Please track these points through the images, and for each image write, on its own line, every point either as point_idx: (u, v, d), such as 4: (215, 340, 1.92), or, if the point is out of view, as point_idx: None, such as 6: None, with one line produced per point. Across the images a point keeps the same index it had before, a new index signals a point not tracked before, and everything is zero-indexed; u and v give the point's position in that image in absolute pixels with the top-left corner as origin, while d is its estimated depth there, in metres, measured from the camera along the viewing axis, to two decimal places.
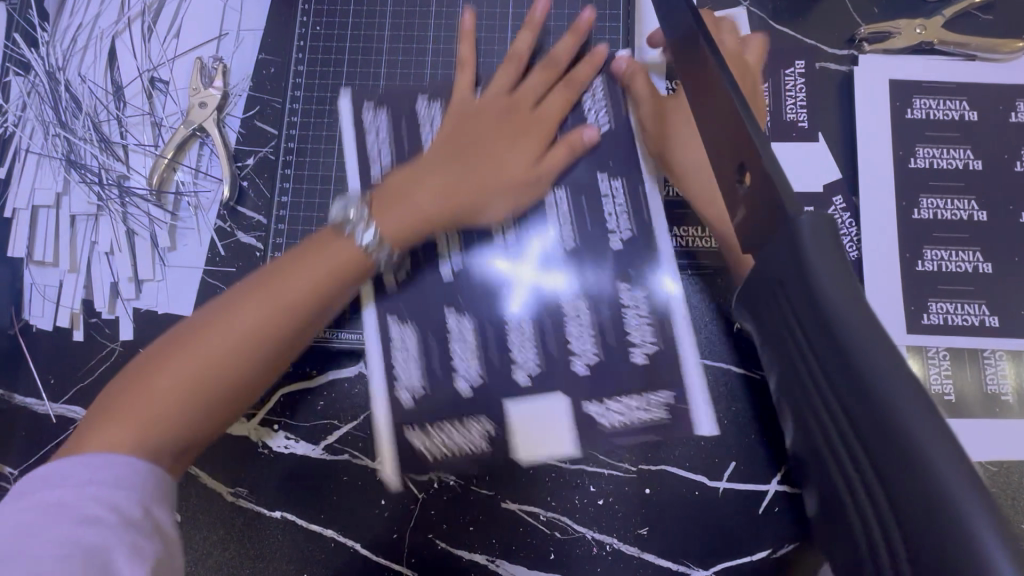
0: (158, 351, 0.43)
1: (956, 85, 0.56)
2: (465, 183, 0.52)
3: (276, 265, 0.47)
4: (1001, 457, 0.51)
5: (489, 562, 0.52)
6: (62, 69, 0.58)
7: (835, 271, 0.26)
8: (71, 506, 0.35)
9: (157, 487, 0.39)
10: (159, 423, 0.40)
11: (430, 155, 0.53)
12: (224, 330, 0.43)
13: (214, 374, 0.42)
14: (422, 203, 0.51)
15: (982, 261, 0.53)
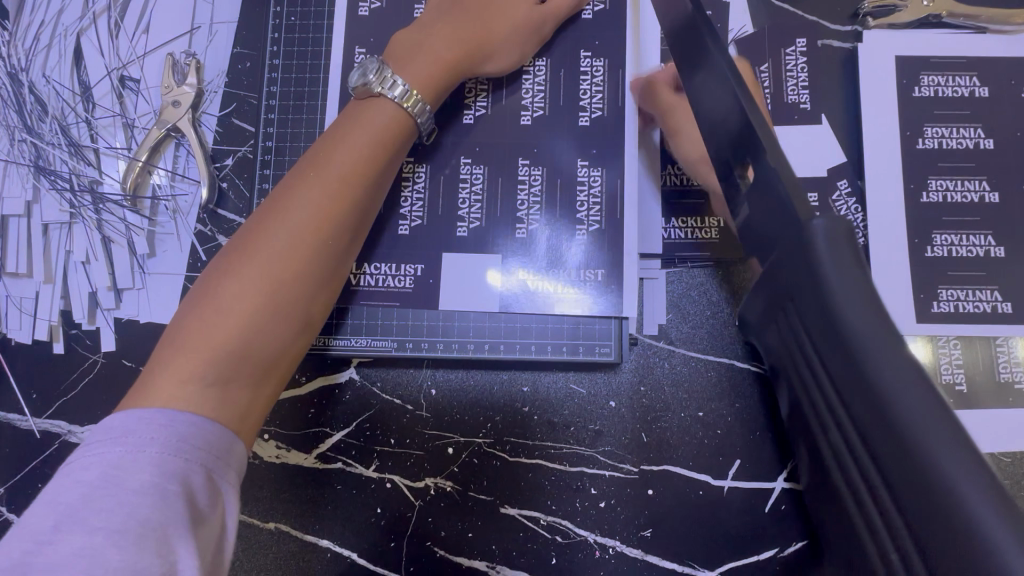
0: (208, 280, 0.37)
1: (965, 60, 0.53)
2: (476, 18, 0.49)
3: (313, 157, 0.43)
4: (1015, 448, 0.49)
5: (489, 569, 0.51)
6: (25, 70, 0.55)
7: (850, 272, 0.22)
8: (127, 471, 0.30)
9: (224, 450, 0.34)
10: (233, 357, 0.35)
11: (431, 10, 0.50)
12: (286, 246, 0.38)
13: (282, 296, 0.38)
14: (442, 40, 0.48)
15: (995, 244, 0.51)
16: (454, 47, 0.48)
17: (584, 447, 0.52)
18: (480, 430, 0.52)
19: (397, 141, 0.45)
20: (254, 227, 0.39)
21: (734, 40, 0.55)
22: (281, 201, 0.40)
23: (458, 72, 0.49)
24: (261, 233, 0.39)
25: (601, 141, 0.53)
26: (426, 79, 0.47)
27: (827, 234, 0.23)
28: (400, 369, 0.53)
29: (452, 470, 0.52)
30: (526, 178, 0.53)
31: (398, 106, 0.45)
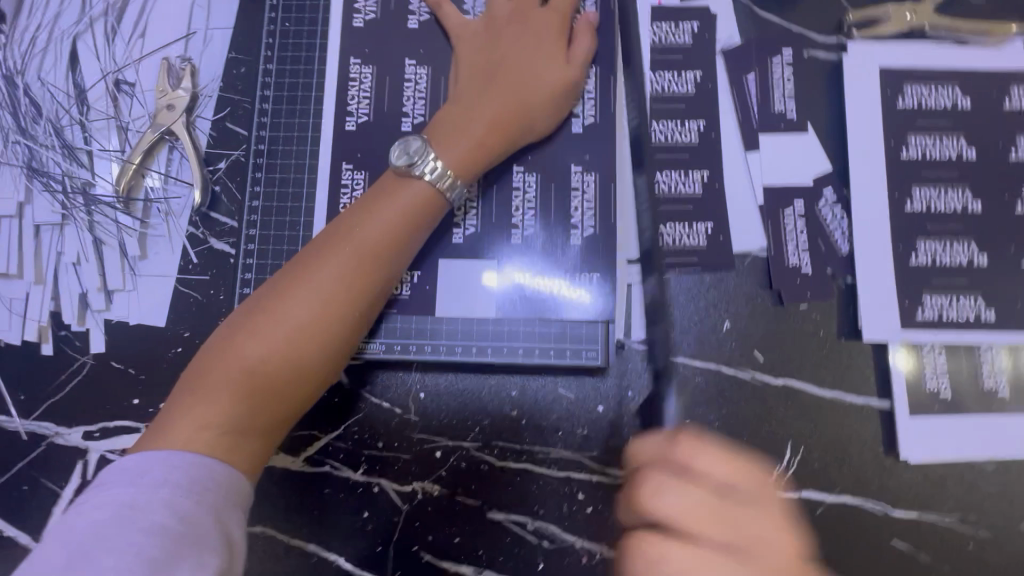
0: (233, 334, 0.39)
1: (948, 72, 0.54)
2: (512, 96, 0.49)
3: (345, 223, 0.44)
4: (998, 455, 0.50)
5: (476, 574, 0.51)
6: (21, 72, 0.55)
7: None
8: (139, 510, 0.32)
9: (234, 493, 0.36)
10: (251, 409, 0.38)
11: (461, 88, 0.50)
12: (310, 311, 0.40)
13: (301, 357, 0.40)
14: (481, 121, 0.48)
15: (977, 253, 0.52)
16: (493, 127, 0.48)
17: (572, 452, 0.52)
18: (468, 435, 0.53)
19: (430, 218, 0.46)
20: (284, 289, 0.41)
21: (722, 51, 0.55)
22: (310, 264, 0.42)
23: (495, 151, 0.49)
24: (287, 295, 0.40)
25: (590, 149, 0.54)
26: (465, 161, 0.47)
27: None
28: (390, 373, 0.54)
29: (439, 474, 0.52)
30: (520, 185, 0.54)
31: (433, 186, 0.45)
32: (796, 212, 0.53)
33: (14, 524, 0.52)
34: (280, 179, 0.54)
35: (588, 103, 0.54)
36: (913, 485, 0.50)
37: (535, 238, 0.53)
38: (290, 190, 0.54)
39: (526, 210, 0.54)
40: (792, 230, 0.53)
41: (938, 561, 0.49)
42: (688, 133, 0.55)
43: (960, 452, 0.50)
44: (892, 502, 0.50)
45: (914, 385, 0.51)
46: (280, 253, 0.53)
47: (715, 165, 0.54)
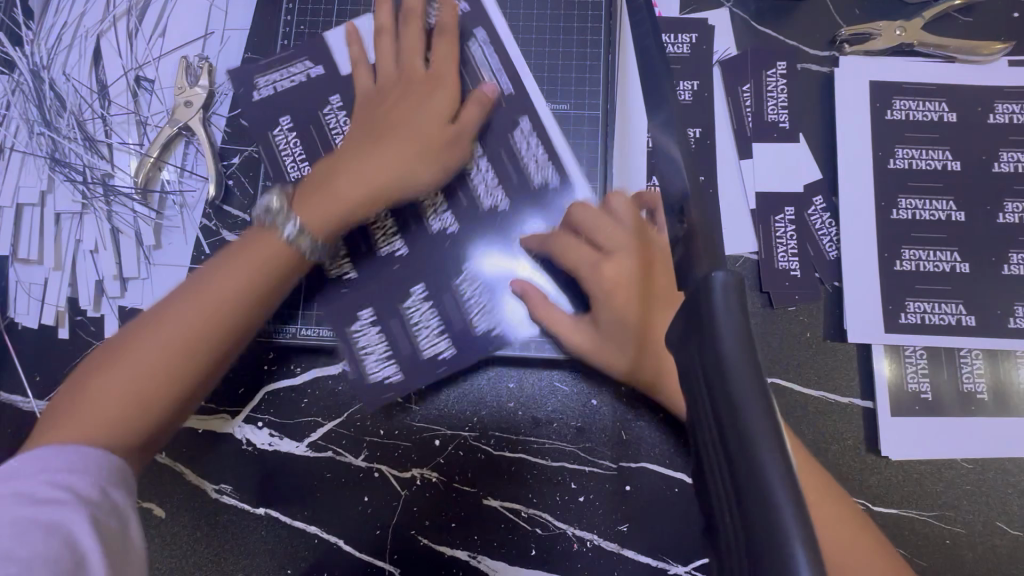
0: (100, 362, 0.40)
1: (935, 87, 0.57)
2: (385, 143, 0.51)
3: (233, 254, 0.45)
4: (976, 455, 0.52)
5: (470, 559, 0.53)
6: (46, 67, 0.58)
7: (738, 321, 0.22)
8: (26, 491, 0.34)
9: (115, 470, 0.38)
10: (121, 429, 0.39)
11: (347, 145, 0.52)
12: (174, 336, 0.41)
13: (150, 387, 0.40)
14: (342, 186, 0.49)
15: (960, 261, 0.54)
16: (361, 180, 0.49)
17: (565, 443, 0.54)
18: (466, 424, 0.55)
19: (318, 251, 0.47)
20: (148, 323, 0.41)
21: (719, 62, 0.58)
22: (182, 296, 0.43)
23: (371, 204, 0.50)
24: (148, 326, 0.41)
25: (550, 149, 0.56)
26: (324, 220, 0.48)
27: (724, 287, 0.23)
28: (389, 362, 0.56)
29: (437, 461, 0.54)
30: (485, 190, 0.56)
31: (291, 245, 0.46)
32: (786, 218, 0.55)
33: None
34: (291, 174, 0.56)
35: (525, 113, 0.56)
36: (893, 482, 0.52)
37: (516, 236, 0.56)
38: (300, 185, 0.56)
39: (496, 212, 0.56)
40: (782, 235, 0.55)
41: (917, 557, 0.50)
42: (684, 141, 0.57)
43: (939, 452, 0.52)
44: (874, 499, 0.51)
45: (896, 387, 0.53)
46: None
47: (710, 171, 0.56)
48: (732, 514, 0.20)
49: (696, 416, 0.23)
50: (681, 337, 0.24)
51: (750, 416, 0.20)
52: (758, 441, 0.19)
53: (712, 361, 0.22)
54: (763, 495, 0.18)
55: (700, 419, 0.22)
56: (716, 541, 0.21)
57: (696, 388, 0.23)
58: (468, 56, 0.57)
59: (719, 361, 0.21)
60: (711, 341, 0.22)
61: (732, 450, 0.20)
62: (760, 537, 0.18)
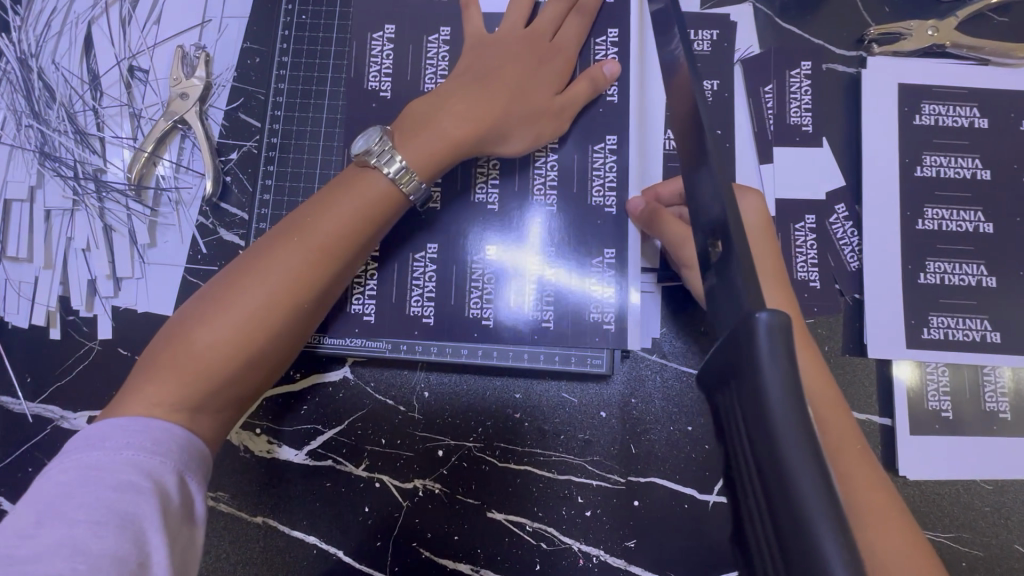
0: (186, 319, 0.39)
1: (967, 91, 0.54)
2: (492, 93, 0.48)
3: (307, 211, 0.43)
4: (996, 476, 0.50)
5: (473, 572, 0.51)
6: (35, 55, 0.55)
7: (784, 368, 0.19)
8: (102, 473, 0.32)
9: (194, 457, 0.36)
10: (203, 392, 0.37)
11: (451, 82, 0.49)
12: (261, 298, 0.39)
13: (254, 341, 0.39)
14: (448, 121, 0.47)
15: (987, 275, 0.52)
16: (463, 123, 0.47)
17: (573, 456, 0.52)
18: (471, 434, 0.53)
19: (391, 211, 0.45)
20: (238, 277, 0.40)
21: (740, 61, 0.55)
22: (268, 254, 0.41)
23: (465, 149, 0.48)
24: (236, 284, 0.39)
25: (614, 128, 0.53)
26: (429, 159, 0.46)
27: (769, 332, 0.20)
28: (394, 370, 0.54)
29: (440, 472, 0.52)
30: (542, 165, 0.53)
31: (393, 183, 0.44)
32: (807, 226, 0.53)
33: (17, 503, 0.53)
34: (292, 172, 0.53)
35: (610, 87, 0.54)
36: (910, 502, 0.50)
37: (546, 221, 0.53)
38: (301, 184, 0.53)
39: (548, 191, 0.53)
40: (802, 244, 0.53)
41: None
42: None
43: (959, 471, 0.50)
44: None
45: (916, 404, 0.51)
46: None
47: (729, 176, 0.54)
48: None
49: (736, 471, 0.21)
50: (717, 379, 0.22)
51: (802, 484, 0.17)
52: (814, 517, 0.17)
53: (754, 415, 0.19)
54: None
55: (744, 477, 0.20)
56: None
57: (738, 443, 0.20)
58: (612, 33, 0.53)
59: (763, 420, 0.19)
60: (753, 395, 0.20)
61: (781, 520, 0.18)
62: None
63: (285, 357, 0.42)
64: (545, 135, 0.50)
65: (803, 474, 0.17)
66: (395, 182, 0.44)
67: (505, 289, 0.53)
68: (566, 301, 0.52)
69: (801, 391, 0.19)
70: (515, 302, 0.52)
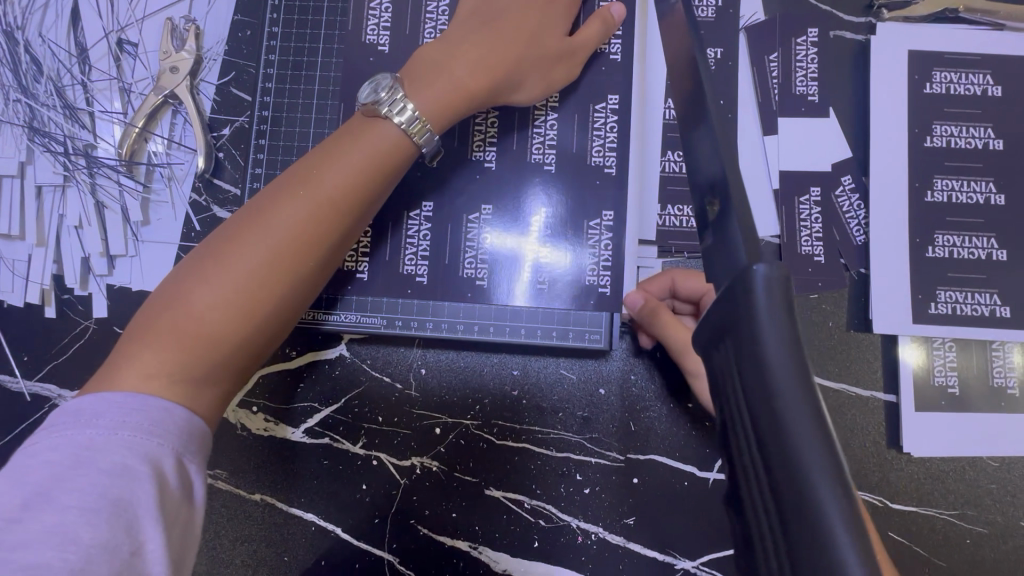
0: (181, 281, 0.37)
1: (980, 57, 0.52)
2: (503, 37, 0.46)
3: (308, 168, 0.41)
4: (1003, 453, 0.49)
5: (471, 549, 0.51)
6: (22, 28, 0.54)
7: (784, 320, 0.18)
8: (94, 455, 0.30)
9: (194, 437, 0.34)
10: (205, 357, 0.35)
11: (459, 27, 0.47)
12: (262, 260, 0.37)
13: (257, 303, 0.37)
14: (461, 66, 0.44)
15: (997, 248, 0.51)
16: (476, 69, 0.45)
17: (572, 433, 0.52)
18: (468, 412, 0.52)
19: (398, 165, 0.43)
20: (238, 236, 0.38)
21: (745, 28, 0.53)
22: (268, 211, 0.39)
23: (480, 97, 0.46)
24: (236, 243, 0.37)
25: (616, 87, 0.52)
26: (442, 107, 0.44)
27: (767, 282, 0.19)
28: (390, 347, 0.53)
29: (438, 449, 0.52)
30: (541, 123, 0.52)
31: (404, 133, 0.42)
32: (812, 199, 0.52)
33: None
34: (285, 146, 0.52)
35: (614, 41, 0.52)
36: (914, 479, 0.49)
37: (544, 189, 0.52)
38: (294, 158, 0.52)
39: (546, 150, 0.52)
40: (807, 218, 0.52)
41: (934, 555, 0.48)
42: None
43: (965, 450, 0.49)
44: (892, 495, 0.49)
45: (922, 381, 0.50)
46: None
47: None
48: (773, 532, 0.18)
49: (729, 431, 0.20)
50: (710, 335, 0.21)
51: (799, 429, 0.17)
52: (812, 468, 0.17)
53: (752, 372, 0.19)
54: (810, 513, 0.16)
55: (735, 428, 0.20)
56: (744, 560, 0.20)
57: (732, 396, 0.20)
58: None
59: (764, 379, 0.18)
60: (749, 348, 0.19)
61: (780, 481, 0.17)
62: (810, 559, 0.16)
63: (292, 321, 0.40)
64: (556, 83, 0.49)
65: (802, 419, 0.17)
66: (406, 133, 0.42)
67: (506, 269, 0.52)
68: (568, 278, 0.51)
69: (801, 346, 0.18)
70: (524, 296, 0.51)
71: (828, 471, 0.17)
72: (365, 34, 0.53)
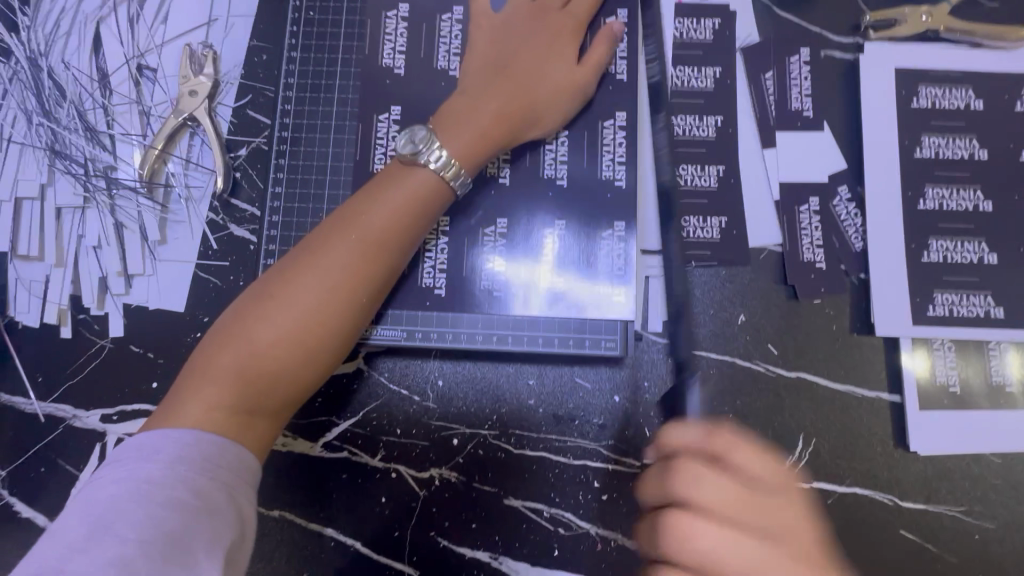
0: (237, 319, 0.39)
1: (961, 74, 0.55)
2: (517, 84, 0.49)
3: (352, 209, 0.44)
4: (1004, 449, 0.51)
5: (492, 560, 0.51)
6: (44, 54, 0.55)
7: None
8: (153, 488, 0.32)
9: (245, 472, 0.36)
10: (262, 393, 0.38)
11: (472, 77, 0.50)
12: (314, 301, 0.40)
13: (310, 341, 0.39)
14: (482, 115, 0.47)
15: (988, 251, 0.53)
16: (499, 118, 0.48)
17: (589, 440, 0.53)
18: (486, 422, 0.53)
19: (438, 208, 0.46)
20: (291, 277, 0.40)
21: (741, 49, 0.56)
22: (318, 252, 0.41)
23: (502, 140, 0.49)
24: (288, 282, 0.40)
25: (622, 106, 0.54)
26: (470, 152, 0.47)
27: None
28: (408, 360, 0.54)
29: (456, 461, 0.53)
30: (552, 141, 0.54)
31: (440, 176, 0.45)
32: (811, 209, 0.54)
33: (29, 505, 0.52)
34: (304, 166, 0.54)
35: (619, 62, 0.55)
36: (921, 475, 0.51)
37: (555, 204, 0.54)
38: (313, 177, 0.54)
39: (558, 165, 0.54)
40: (807, 226, 0.54)
41: (945, 551, 0.50)
42: (706, 128, 0.55)
43: (967, 446, 0.51)
44: (901, 494, 0.51)
45: (924, 380, 0.52)
46: (304, 225, 0.53)
47: (732, 161, 0.55)
48: None
49: None
50: None
51: None
52: None
53: None
54: None
55: None
56: None
57: None
58: (620, 14, 0.55)
59: None
60: None
61: None
62: None
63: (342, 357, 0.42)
64: (569, 107, 0.51)
65: None
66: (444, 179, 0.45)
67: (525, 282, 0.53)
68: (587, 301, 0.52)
69: None
70: (542, 310, 0.53)
71: None
72: (381, 57, 0.55)
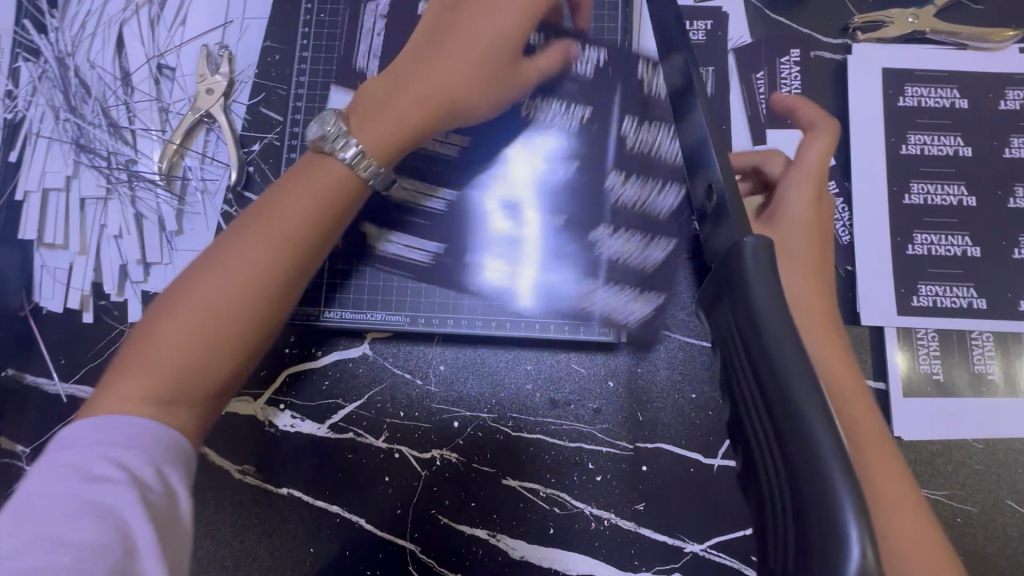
0: (154, 316, 0.39)
1: (947, 73, 0.57)
2: (445, 63, 0.49)
3: (264, 206, 0.43)
4: (986, 435, 0.53)
5: (490, 537, 0.54)
6: (71, 54, 0.59)
7: (769, 278, 0.24)
8: (88, 463, 0.33)
9: (176, 454, 0.36)
10: (182, 384, 0.37)
11: (405, 54, 0.50)
12: (223, 292, 0.39)
13: (225, 330, 0.39)
14: (406, 105, 0.48)
15: (971, 245, 0.55)
16: (422, 102, 0.48)
17: (584, 424, 0.55)
18: (485, 407, 0.56)
19: (352, 201, 0.45)
20: (202, 272, 0.40)
21: (733, 49, 0.58)
22: (227, 247, 0.41)
23: (426, 125, 0.49)
24: (200, 276, 0.39)
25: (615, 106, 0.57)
26: (387, 142, 0.47)
27: (755, 248, 0.25)
28: (412, 345, 0.57)
29: (457, 442, 0.55)
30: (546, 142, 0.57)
31: (349, 168, 0.45)
32: None
33: None
34: None
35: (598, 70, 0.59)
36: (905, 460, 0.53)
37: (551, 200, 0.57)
38: None
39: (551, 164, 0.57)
40: None
41: None
42: None
43: (950, 432, 0.53)
44: None
45: (908, 368, 0.54)
46: None
47: None
48: (769, 442, 0.22)
49: (733, 370, 0.25)
50: (717, 298, 0.26)
51: (775, 351, 0.22)
52: (789, 376, 0.21)
53: (745, 316, 0.24)
54: (792, 408, 0.20)
55: (738, 371, 0.24)
56: (758, 485, 0.23)
57: (733, 344, 0.25)
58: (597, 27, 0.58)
59: (749, 311, 0.24)
60: (743, 301, 0.24)
61: (766, 389, 0.22)
62: (801, 466, 0.20)
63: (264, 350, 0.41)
64: None
65: (779, 342, 0.22)
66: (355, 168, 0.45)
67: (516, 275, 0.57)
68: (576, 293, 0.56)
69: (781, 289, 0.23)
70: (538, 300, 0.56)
71: (800, 375, 0.21)
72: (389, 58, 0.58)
